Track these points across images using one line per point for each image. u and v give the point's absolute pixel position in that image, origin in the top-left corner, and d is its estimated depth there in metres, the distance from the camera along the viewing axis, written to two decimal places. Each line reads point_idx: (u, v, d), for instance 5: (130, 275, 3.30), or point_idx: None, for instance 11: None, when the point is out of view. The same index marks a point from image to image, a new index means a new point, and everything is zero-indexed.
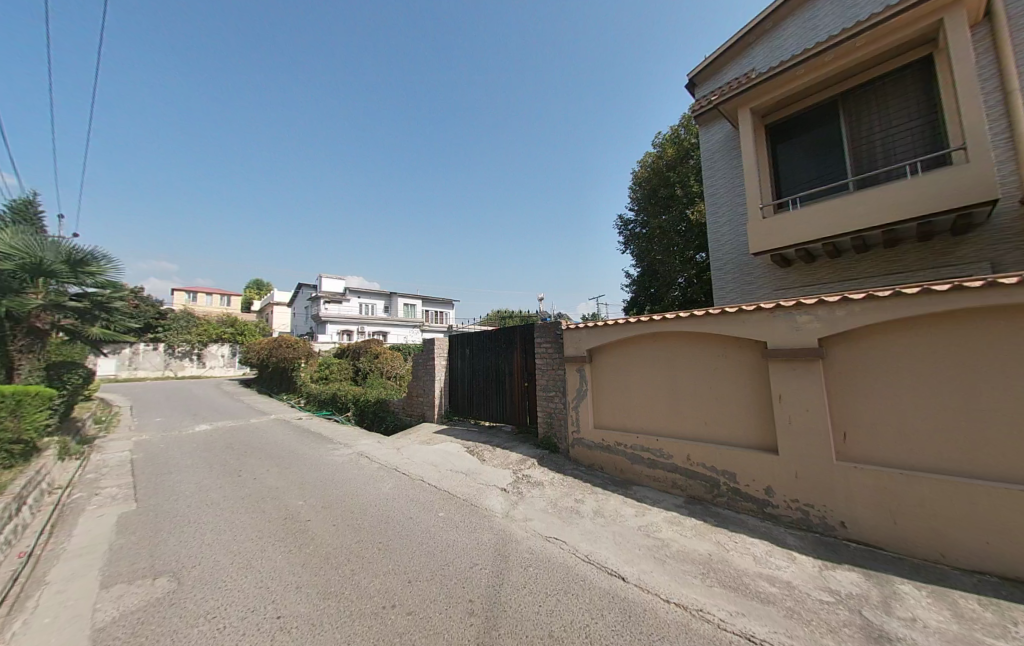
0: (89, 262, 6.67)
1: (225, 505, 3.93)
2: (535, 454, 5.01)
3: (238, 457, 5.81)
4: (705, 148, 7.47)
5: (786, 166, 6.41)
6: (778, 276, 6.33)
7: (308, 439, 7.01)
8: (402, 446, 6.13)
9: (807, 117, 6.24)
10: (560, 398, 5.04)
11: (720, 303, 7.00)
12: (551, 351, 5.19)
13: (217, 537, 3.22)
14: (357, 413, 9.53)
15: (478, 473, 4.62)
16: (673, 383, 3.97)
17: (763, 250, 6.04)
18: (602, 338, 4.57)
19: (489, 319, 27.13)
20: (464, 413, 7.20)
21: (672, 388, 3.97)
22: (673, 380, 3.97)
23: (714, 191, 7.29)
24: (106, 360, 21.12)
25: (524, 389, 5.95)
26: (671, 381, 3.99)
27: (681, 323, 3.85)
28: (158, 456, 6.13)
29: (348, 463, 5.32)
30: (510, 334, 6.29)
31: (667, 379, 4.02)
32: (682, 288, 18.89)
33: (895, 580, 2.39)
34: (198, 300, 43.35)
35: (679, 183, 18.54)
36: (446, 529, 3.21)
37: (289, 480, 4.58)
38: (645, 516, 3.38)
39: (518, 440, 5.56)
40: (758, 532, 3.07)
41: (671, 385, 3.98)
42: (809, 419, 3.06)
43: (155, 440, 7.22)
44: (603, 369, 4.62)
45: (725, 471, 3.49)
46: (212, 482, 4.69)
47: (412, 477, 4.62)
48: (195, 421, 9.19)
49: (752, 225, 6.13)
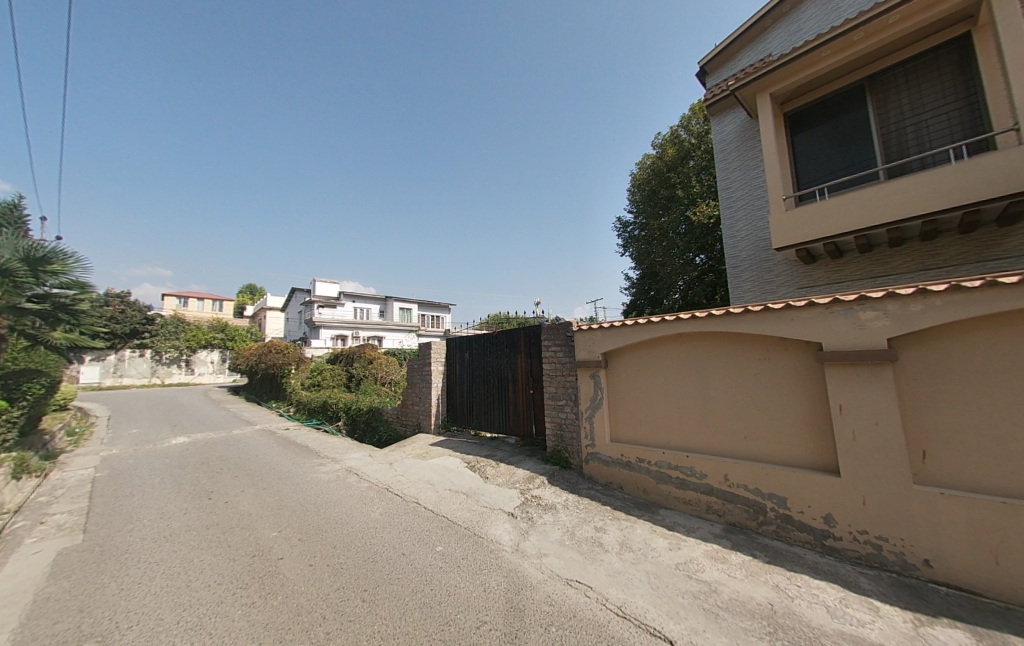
0: (52, 261, 6.12)
1: (186, 537, 3.34)
2: (544, 470, 4.47)
3: (212, 475, 5.21)
4: (718, 139, 7.06)
5: (807, 156, 6.00)
6: (802, 274, 5.91)
7: (293, 453, 6.41)
8: (396, 461, 5.55)
9: (830, 103, 5.84)
10: (571, 408, 4.50)
11: (737, 303, 6.56)
12: (560, 354, 4.68)
13: (167, 583, 2.64)
14: (349, 423, 8.94)
15: (481, 495, 4.06)
16: (705, 391, 3.48)
17: (788, 245, 5.59)
18: (618, 340, 4.07)
19: (487, 323, 26.73)
20: (463, 423, 6.64)
21: (703, 397, 3.49)
22: (704, 388, 3.48)
23: (729, 184, 6.86)
24: (89, 368, 20.28)
25: (530, 397, 5.42)
26: (702, 389, 3.50)
27: (715, 323, 3.35)
28: (124, 474, 5.52)
29: (334, 482, 4.74)
30: (514, 337, 5.78)
31: (697, 386, 3.53)
32: (683, 291, 18.54)
33: (1016, 643, 1.84)
34: (189, 305, 42.51)
35: (681, 184, 18.18)
36: (447, 571, 2.66)
37: (264, 506, 4.00)
38: (681, 550, 2.85)
39: (524, 454, 5.03)
40: (821, 571, 2.56)
41: (702, 394, 3.49)
42: (880, 434, 2.56)
43: (125, 455, 6.57)
44: (619, 376, 4.13)
45: (773, 494, 2.99)
46: (175, 507, 4.09)
47: (406, 500, 4.06)
48: (173, 432, 8.54)
49: (776, 217, 5.69)
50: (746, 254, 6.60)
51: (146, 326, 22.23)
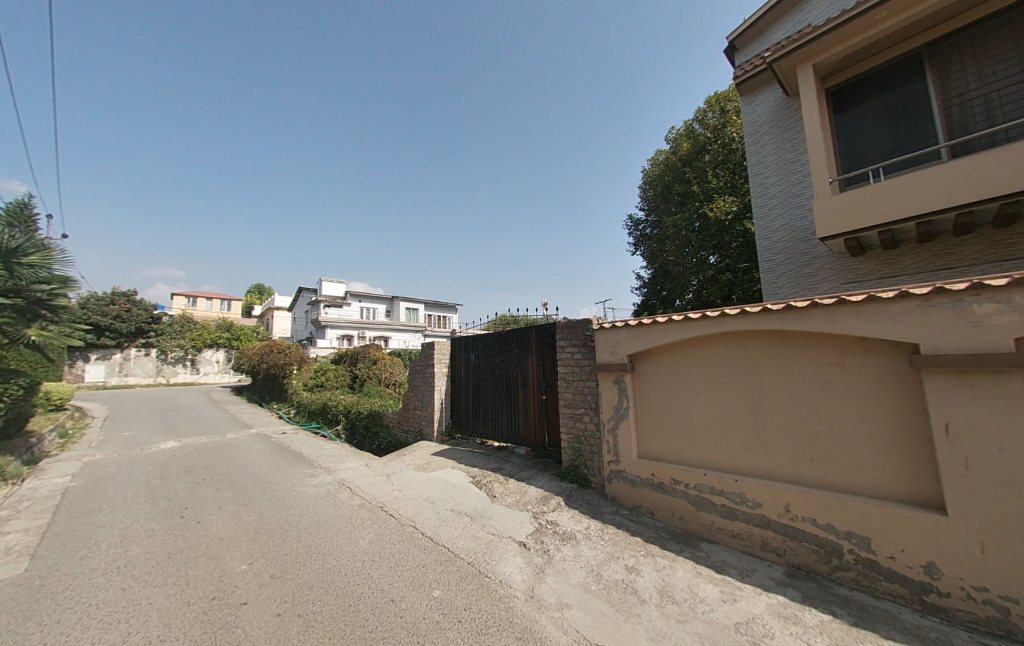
0: (29, 253, 6.01)
1: (142, 569, 2.85)
2: (560, 489, 3.91)
3: (193, 487, 4.75)
4: (749, 121, 6.47)
5: (853, 136, 5.38)
6: (847, 268, 5.30)
7: (285, 461, 5.94)
8: (394, 473, 5.03)
9: (881, 76, 5.20)
10: (590, 418, 3.93)
11: (772, 300, 5.96)
12: (578, 357, 4.11)
13: (97, 635, 2.13)
14: (348, 428, 8.47)
15: (487, 519, 3.51)
16: (756, 403, 2.91)
17: (832, 234, 4.98)
18: (647, 341, 3.50)
19: (494, 323, 26.33)
20: (468, 431, 6.12)
21: (752, 410, 2.92)
22: (755, 398, 2.91)
23: (762, 171, 6.27)
24: (95, 366, 20.25)
25: (542, 403, 4.86)
26: (751, 400, 2.93)
27: (772, 321, 2.77)
28: (101, 483, 5.08)
29: (323, 499, 4.23)
30: (525, 337, 5.24)
31: (745, 396, 2.97)
32: (697, 290, 17.84)
33: None
34: (198, 305, 42.81)
35: (697, 179, 17.47)
36: (443, 628, 2.09)
37: (240, 529, 3.49)
38: (737, 604, 2.25)
39: (536, 468, 4.47)
40: (928, 639, 1.92)
41: (751, 405, 2.93)
42: (1007, 464, 1.92)
43: (108, 461, 6.16)
44: (647, 382, 3.57)
45: (851, 533, 2.41)
46: (142, 527, 3.61)
47: (402, 523, 3.53)
48: (166, 436, 8.15)
49: (818, 203, 5.08)
50: (781, 247, 6.00)
51: (152, 325, 22.13)
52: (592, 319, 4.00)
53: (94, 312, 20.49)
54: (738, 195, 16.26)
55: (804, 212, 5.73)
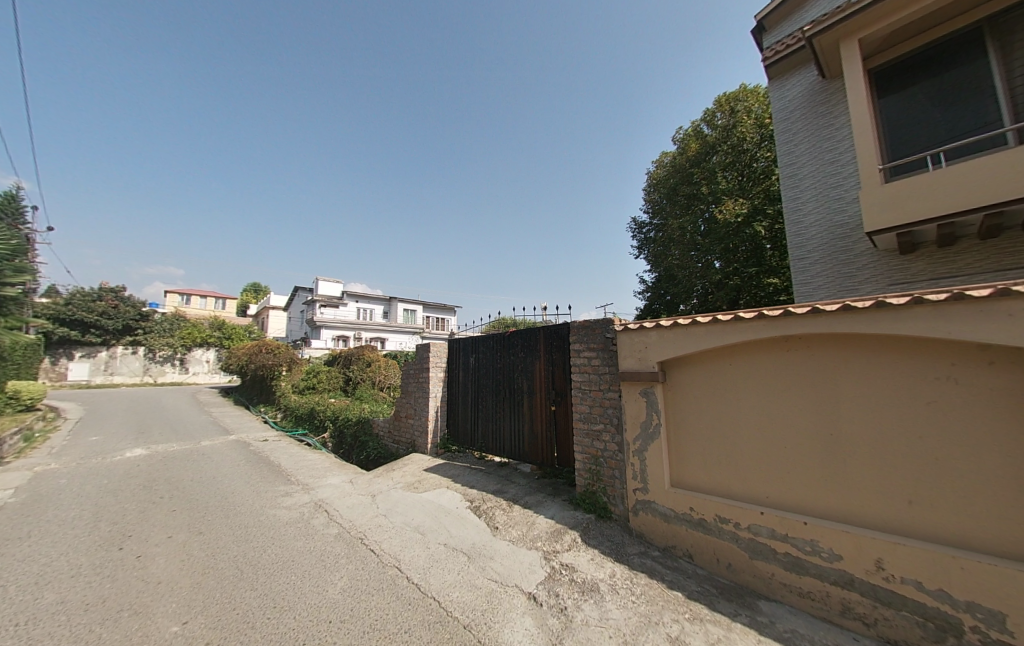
0: None
1: (46, 623, 2.22)
2: (575, 519, 3.28)
3: (147, 506, 4.11)
4: (779, 107, 5.97)
5: (899, 122, 4.84)
6: (893, 268, 4.75)
7: (260, 475, 5.29)
8: (380, 493, 4.40)
9: (932, 56, 4.67)
10: (611, 436, 3.31)
11: (807, 302, 5.43)
12: (596, 363, 3.50)
13: None
14: (335, 435, 7.82)
15: (488, 559, 2.87)
16: (827, 427, 2.33)
17: (881, 228, 4.44)
18: (684, 347, 2.92)
19: (493, 324, 25.75)
20: (466, 444, 5.49)
21: (822, 434, 2.35)
22: (826, 420, 2.33)
23: (793, 162, 5.76)
24: (78, 364, 19.58)
25: (551, 415, 4.26)
26: (820, 422, 2.36)
27: (854, 323, 2.19)
28: (43, 498, 4.42)
29: (294, 526, 3.58)
30: (532, 339, 4.65)
31: (812, 417, 2.39)
32: (701, 295, 17.43)
33: None
34: (192, 302, 42.21)
35: (705, 180, 16.93)
36: None
37: (185, 568, 2.85)
38: None
39: (545, 491, 3.84)
40: None
41: (820, 429, 2.35)
42: None
43: (62, 471, 5.49)
44: (682, 395, 2.98)
45: (975, 606, 1.77)
46: (67, 561, 2.97)
47: (383, 563, 2.89)
48: (136, 441, 7.48)
49: (864, 194, 4.54)
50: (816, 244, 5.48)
51: (140, 322, 21.44)
52: (614, 319, 3.41)
53: (80, 308, 19.82)
54: (747, 197, 15.76)
55: (843, 205, 5.21)
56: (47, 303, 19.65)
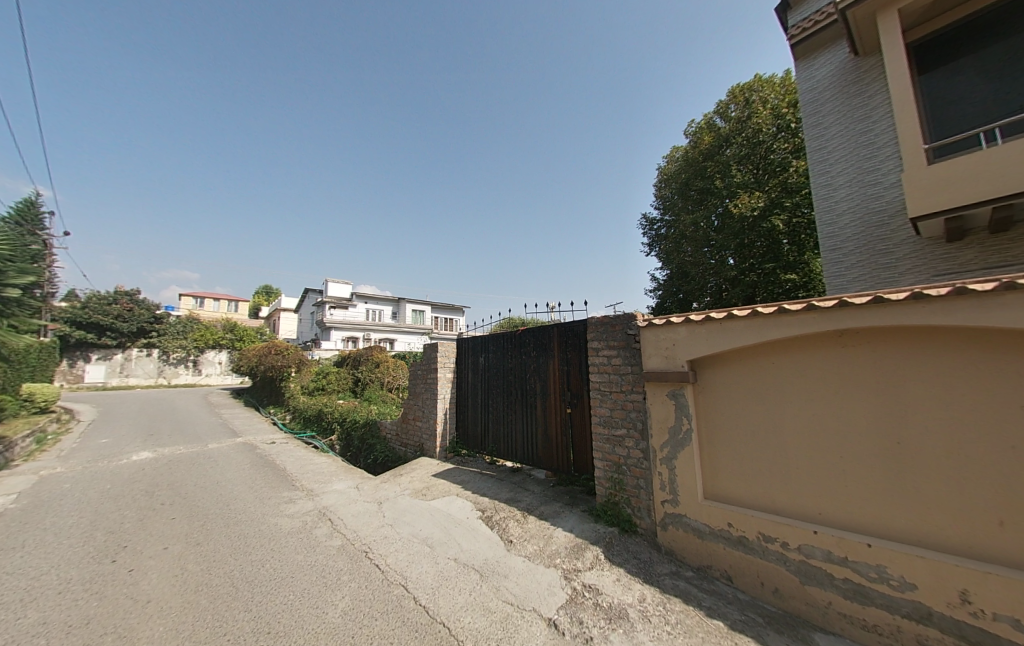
0: None
1: None
2: (596, 532, 3.00)
3: (147, 514, 3.97)
4: (805, 88, 5.61)
5: (944, 98, 4.44)
6: (939, 257, 4.35)
7: (264, 480, 5.12)
8: (386, 500, 4.19)
9: (981, 24, 4.26)
10: (634, 442, 3.03)
11: (841, 295, 5.07)
12: (616, 363, 3.22)
13: None
14: (343, 437, 7.68)
15: (502, 579, 2.61)
16: (889, 435, 2.00)
17: (927, 213, 4.05)
18: (717, 344, 2.62)
19: (501, 324, 25.56)
20: (476, 447, 5.26)
21: (882, 444, 2.02)
22: (887, 428, 2.01)
23: (823, 145, 5.40)
24: (95, 367, 20.00)
25: (567, 418, 3.99)
26: (879, 429, 2.04)
27: (929, 316, 1.83)
28: (45, 504, 4.32)
29: (296, 537, 3.38)
30: (545, 337, 4.38)
31: (869, 423, 2.07)
32: (715, 292, 16.99)
33: None
34: (205, 305, 43.02)
35: (719, 174, 16.43)
36: None
37: (177, 585, 2.66)
38: None
39: (562, 500, 3.57)
40: None
41: (880, 438, 2.03)
42: None
43: (68, 475, 5.42)
44: (714, 398, 2.69)
45: None
46: (57, 575, 2.81)
47: (388, 582, 2.65)
48: (144, 444, 7.44)
49: (907, 177, 4.15)
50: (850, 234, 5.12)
51: (154, 325, 21.79)
52: (636, 314, 3.12)
53: (95, 311, 20.18)
54: (763, 190, 15.21)
55: (881, 190, 4.83)
56: (65, 307, 20.09)
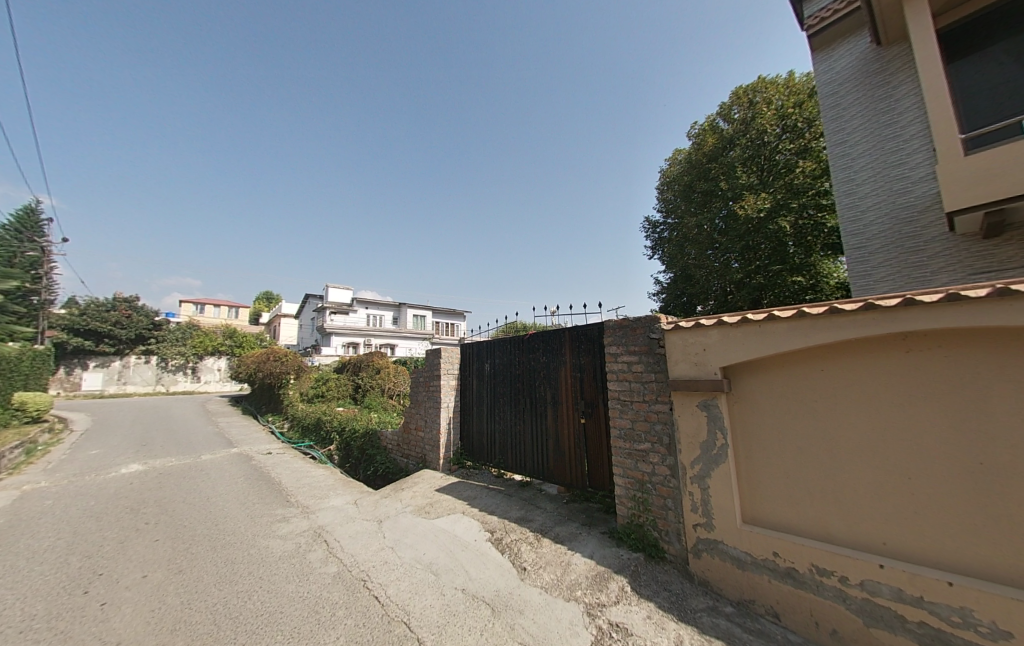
0: None
1: None
2: (619, 558, 2.69)
3: (129, 535, 3.67)
4: (822, 83, 5.48)
5: (976, 88, 4.21)
6: (974, 254, 4.09)
7: (258, 495, 4.83)
8: (386, 519, 3.89)
9: (1015, 10, 4.04)
10: (660, 457, 2.74)
11: (867, 296, 4.81)
12: (637, 369, 2.95)
13: None
14: (342, 447, 7.38)
15: (517, 614, 2.29)
16: (970, 453, 1.70)
17: (964, 207, 3.79)
18: (756, 348, 2.35)
19: (503, 328, 25.31)
20: (482, 459, 4.97)
21: (961, 463, 1.72)
22: (967, 444, 1.71)
23: (843, 141, 5.22)
24: (93, 374, 19.81)
25: (581, 429, 3.71)
26: (957, 446, 1.74)
27: (1019, 315, 1.53)
28: (22, 523, 4.04)
29: (288, 563, 3.09)
30: (556, 342, 4.12)
31: (943, 438, 1.78)
32: (720, 295, 16.74)
33: None
34: (206, 312, 42.93)
35: (723, 176, 16.27)
36: None
37: (151, 622, 2.36)
38: None
39: (578, 520, 3.26)
40: None
41: (958, 456, 1.73)
42: None
43: (51, 490, 5.14)
44: (753, 410, 2.42)
45: None
46: (20, 609, 2.52)
47: (388, 619, 2.33)
48: (135, 456, 7.15)
49: (941, 169, 3.90)
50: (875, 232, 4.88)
51: (153, 332, 21.60)
52: (660, 316, 2.85)
53: (93, 318, 20.00)
54: (769, 191, 15.01)
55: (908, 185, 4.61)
56: (62, 314, 19.94)
